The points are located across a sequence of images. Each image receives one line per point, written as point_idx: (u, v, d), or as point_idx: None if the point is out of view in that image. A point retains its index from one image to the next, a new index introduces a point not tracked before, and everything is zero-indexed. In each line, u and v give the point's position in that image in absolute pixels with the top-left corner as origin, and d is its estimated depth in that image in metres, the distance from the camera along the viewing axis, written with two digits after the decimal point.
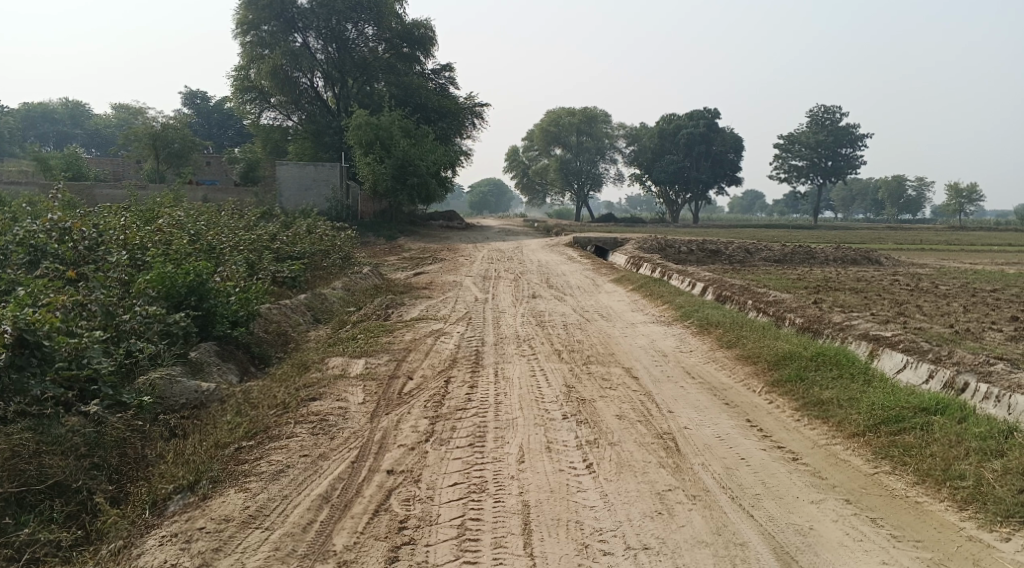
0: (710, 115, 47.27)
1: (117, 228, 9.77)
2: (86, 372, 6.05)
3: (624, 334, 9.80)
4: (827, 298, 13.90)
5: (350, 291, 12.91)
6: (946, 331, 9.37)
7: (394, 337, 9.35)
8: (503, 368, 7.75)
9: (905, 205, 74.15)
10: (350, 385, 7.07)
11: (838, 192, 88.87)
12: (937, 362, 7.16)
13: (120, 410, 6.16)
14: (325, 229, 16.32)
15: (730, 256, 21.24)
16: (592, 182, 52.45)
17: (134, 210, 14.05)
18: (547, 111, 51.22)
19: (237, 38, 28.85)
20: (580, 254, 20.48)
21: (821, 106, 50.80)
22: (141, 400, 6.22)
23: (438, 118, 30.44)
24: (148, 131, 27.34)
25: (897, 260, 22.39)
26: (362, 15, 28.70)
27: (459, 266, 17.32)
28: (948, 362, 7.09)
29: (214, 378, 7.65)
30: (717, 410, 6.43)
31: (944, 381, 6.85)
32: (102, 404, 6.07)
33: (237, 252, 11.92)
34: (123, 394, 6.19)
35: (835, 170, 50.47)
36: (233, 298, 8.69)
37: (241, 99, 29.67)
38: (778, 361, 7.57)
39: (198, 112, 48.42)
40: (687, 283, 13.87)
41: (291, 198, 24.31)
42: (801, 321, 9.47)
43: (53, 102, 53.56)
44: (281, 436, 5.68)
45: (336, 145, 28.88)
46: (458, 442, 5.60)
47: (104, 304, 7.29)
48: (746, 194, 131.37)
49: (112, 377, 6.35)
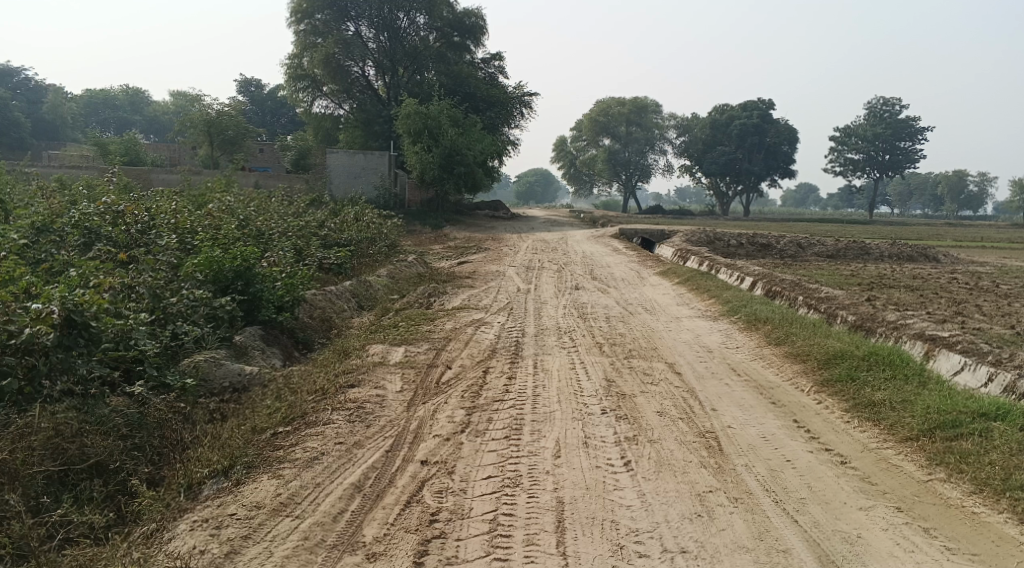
0: (765, 105, 46.10)
1: (168, 212, 9.89)
2: (132, 354, 6.12)
3: (668, 328, 9.61)
4: (881, 296, 13.48)
5: (395, 278, 12.93)
6: (1005, 331, 8.99)
7: (435, 325, 9.31)
8: (543, 360, 7.65)
9: (966, 200, 71.75)
10: (388, 373, 7.05)
11: (895, 186, 86.41)
12: (997, 364, 6.85)
13: (164, 392, 6.23)
14: (372, 217, 16.38)
15: (781, 251, 20.77)
16: (641, 173, 52.08)
17: (187, 194, 14.28)
18: (597, 101, 50.76)
19: (291, 26, 29.25)
20: (627, 246, 20.24)
21: (879, 98, 49.45)
22: (185, 382, 6.27)
23: (487, 107, 30.32)
24: (203, 117, 27.80)
25: (956, 258, 21.62)
26: (414, 5, 28.86)
27: (503, 256, 17.24)
28: (1009, 364, 6.79)
29: (258, 362, 7.69)
30: (763, 410, 6.23)
31: (1005, 385, 6.56)
32: (146, 385, 6.13)
33: (285, 238, 12.02)
34: (167, 376, 6.24)
35: (893, 163, 49.05)
36: (278, 283, 8.73)
37: (293, 87, 29.95)
38: (828, 360, 7.32)
39: (252, 99, 49.19)
40: (735, 277, 13.57)
41: (340, 186, 24.47)
42: (853, 319, 9.17)
43: (114, 89, 54.92)
44: (317, 423, 5.68)
45: (385, 133, 29.02)
46: (494, 435, 5.51)
47: (151, 288, 7.37)
48: (800, 188, 128.59)
49: (158, 358, 6.41)
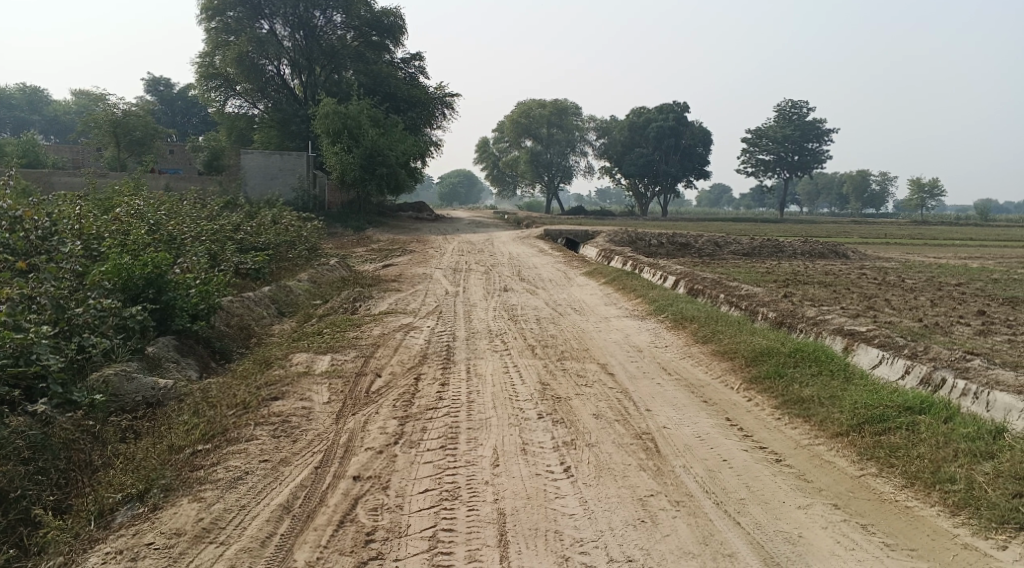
0: (680, 108, 47.32)
1: (71, 217, 9.29)
2: (35, 370, 5.67)
3: (597, 328, 9.60)
4: (797, 292, 13.84)
5: (317, 283, 12.54)
6: (915, 325, 9.30)
7: (362, 332, 9.02)
8: (475, 364, 7.49)
9: (868, 199, 75.03)
10: (315, 384, 6.75)
11: (804, 186, 89.67)
12: (913, 357, 7.04)
13: (70, 410, 5.80)
14: (291, 219, 15.86)
15: (700, 250, 21.18)
16: (563, 174, 52.71)
17: (92, 198, 13.48)
18: (517, 103, 50.77)
19: (201, 23, 28.10)
20: (551, 247, 20.26)
21: (788, 101, 51.22)
22: (93, 399, 5.87)
23: (407, 107, 29.95)
24: (108, 118, 26.48)
25: (863, 255, 22.51)
26: (331, 2, 28.30)
27: (428, 258, 16.98)
28: (924, 357, 6.97)
29: (173, 375, 7.28)
30: (696, 408, 6.25)
31: (921, 376, 6.73)
32: (50, 403, 5.71)
33: (199, 243, 11.48)
34: (73, 393, 5.83)
35: (802, 164, 50.85)
36: (193, 290, 8.31)
37: (204, 86, 28.86)
38: (756, 358, 7.40)
39: (161, 99, 47.24)
40: (659, 276, 13.71)
41: (255, 187, 23.71)
42: (774, 316, 9.34)
43: (8, 87, 51.78)
44: (241, 439, 5.37)
45: (303, 134, 28.29)
46: (429, 445, 5.33)
47: (54, 298, 6.85)
48: (714, 187, 132.08)
49: (62, 374, 5.97)
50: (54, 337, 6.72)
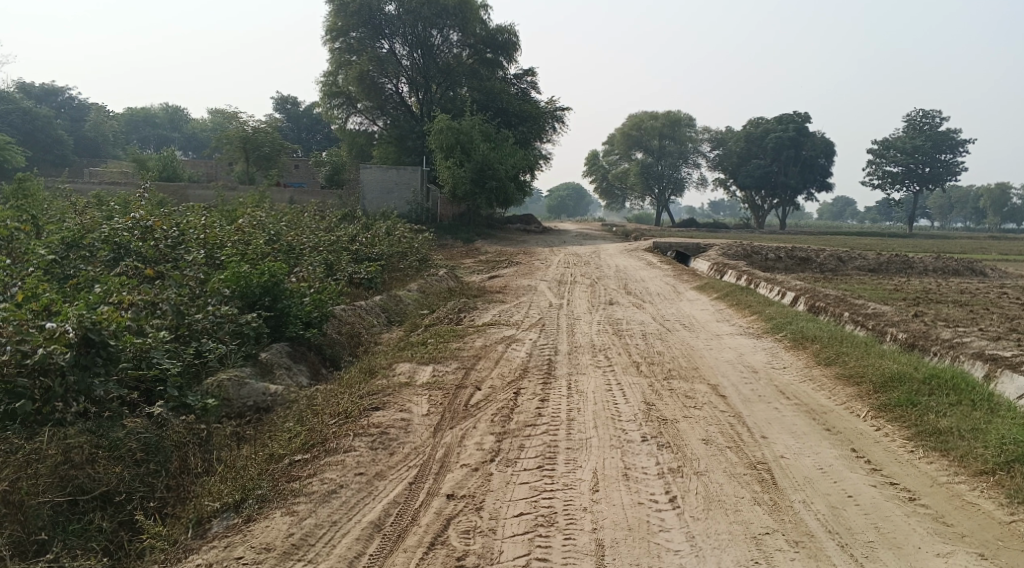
0: (801, 119, 45.45)
1: (197, 227, 9.64)
2: (153, 373, 5.88)
3: (708, 346, 9.16)
4: (929, 312, 12.86)
5: (426, 293, 12.63)
6: None
7: (465, 343, 8.94)
8: (578, 380, 7.23)
9: (1009, 213, 69.81)
10: (415, 395, 6.65)
11: (935, 199, 84.32)
12: None
13: (184, 412, 5.96)
14: (404, 231, 16.07)
15: (821, 265, 20.15)
16: (674, 186, 51.34)
17: (220, 210, 14.11)
18: (629, 115, 50.39)
19: (325, 43, 29.21)
20: (661, 260, 19.74)
21: (918, 110, 48.66)
22: (206, 402, 6.00)
23: (518, 122, 29.96)
24: (239, 134, 27.93)
25: (1004, 272, 20.76)
26: (447, 21, 28.68)
27: (535, 270, 16.85)
28: None
29: (284, 381, 7.40)
30: (817, 437, 5.76)
31: None
32: (167, 406, 5.89)
33: (317, 253, 11.81)
34: (188, 396, 5.99)
35: (933, 175, 47.76)
36: (306, 299, 8.48)
37: (327, 103, 30.01)
38: (885, 384, 6.80)
39: (288, 116, 49.68)
40: (775, 292, 13.06)
41: (372, 201, 24.30)
42: (904, 337, 8.63)
43: (153, 108, 55.95)
44: (339, 449, 5.33)
45: (418, 148, 28.90)
46: (526, 464, 5.12)
47: (175, 304, 7.11)
48: (837, 200, 126.17)
49: (179, 378, 6.15)
50: (174, 341, 6.96)
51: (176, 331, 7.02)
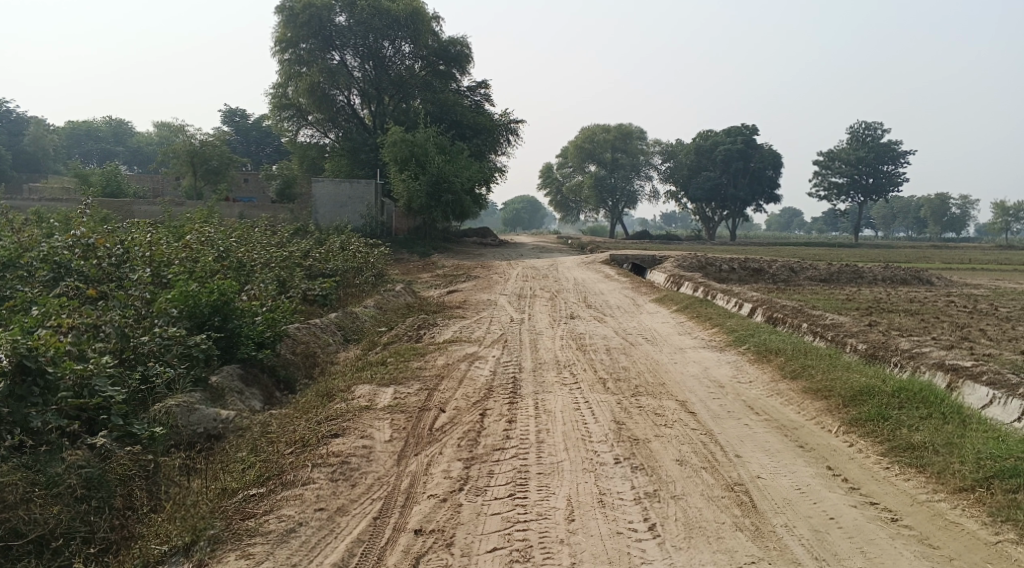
0: (749, 131, 46.19)
1: (143, 244, 9.19)
2: (96, 401, 5.49)
3: (672, 360, 9.04)
4: (882, 321, 13.00)
5: (382, 309, 12.32)
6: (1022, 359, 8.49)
7: (426, 362, 8.66)
8: (544, 400, 7.01)
9: (948, 223, 71.86)
10: (376, 419, 6.34)
11: (879, 210, 86.48)
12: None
13: (130, 443, 5.60)
14: (358, 246, 15.70)
15: (774, 275, 20.35)
16: (627, 199, 51.73)
17: (166, 226, 13.58)
18: (581, 128, 50.70)
19: (276, 55, 28.68)
20: (618, 272, 19.71)
21: (861, 123, 49.84)
22: (154, 432, 5.64)
23: (473, 135, 29.81)
24: (186, 148, 27.22)
25: (949, 281, 21.23)
26: (399, 33, 28.38)
27: (493, 284, 16.64)
28: None
29: (237, 406, 7.04)
30: (792, 455, 5.64)
31: None
32: (110, 436, 5.53)
33: (269, 270, 11.41)
34: (133, 425, 5.63)
35: (876, 187, 48.95)
36: (258, 318, 8.13)
37: (278, 116, 29.50)
38: (854, 398, 6.72)
39: (236, 129, 48.82)
40: (733, 303, 13.06)
41: (326, 215, 23.79)
42: (864, 347, 8.64)
43: (96, 121, 54.47)
44: (297, 482, 5.01)
45: (371, 162, 28.52)
46: (497, 492, 4.89)
47: (119, 327, 6.71)
48: (785, 211, 128.65)
49: (125, 406, 5.77)
50: (119, 366, 6.55)
51: (121, 355, 6.61)
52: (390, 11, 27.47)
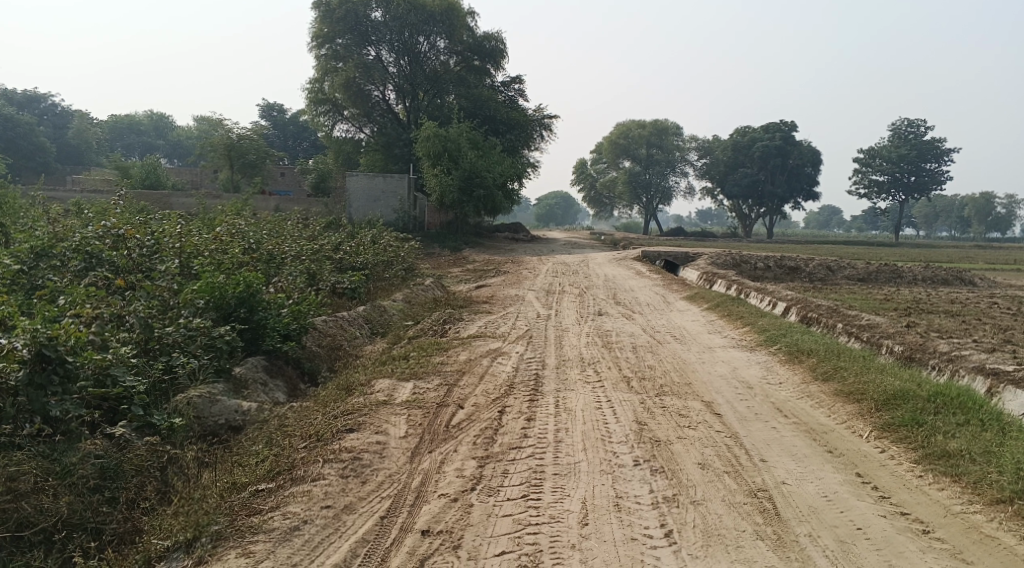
0: (788, 127, 45.40)
1: (173, 236, 9.20)
2: (117, 391, 5.47)
3: (700, 359, 8.83)
4: (921, 322, 12.62)
5: (410, 303, 12.27)
6: None
7: (448, 357, 8.57)
8: (566, 398, 6.86)
9: (993, 222, 70.03)
10: (393, 415, 6.24)
11: (920, 209, 84.67)
12: None
13: (149, 433, 5.57)
14: (389, 239, 15.66)
15: (810, 274, 19.93)
16: (661, 195, 51.25)
17: (199, 218, 13.65)
18: (616, 124, 50.33)
19: (312, 50, 28.80)
20: (650, 269, 19.45)
21: (903, 119, 48.76)
22: (173, 423, 5.60)
23: (506, 130, 29.66)
24: (223, 141, 27.47)
25: (993, 282, 20.61)
26: (435, 28, 28.28)
27: (523, 279, 16.51)
28: None
29: (258, 397, 7.00)
30: (819, 460, 5.43)
31: None
32: (130, 426, 5.50)
33: (298, 262, 11.40)
34: (153, 416, 5.60)
35: (918, 185, 47.84)
36: (284, 310, 8.09)
37: (314, 110, 29.64)
38: (888, 402, 6.47)
39: (274, 124, 49.28)
40: (767, 302, 12.77)
41: (359, 210, 23.89)
42: (901, 349, 8.34)
43: (138, 115, 55.44)
44: (307, 478, 4.93)
45: (405, 156, 28.54)
46: (510, 493, 4.77)
47: (143, 317, 6.67)
48: (824, 209, 126.58)
49: (146, 396, 5.74)
50: (143, 356, 6.52)
51: (145, 345, 6.58)
52: (426, 7, 27.40)
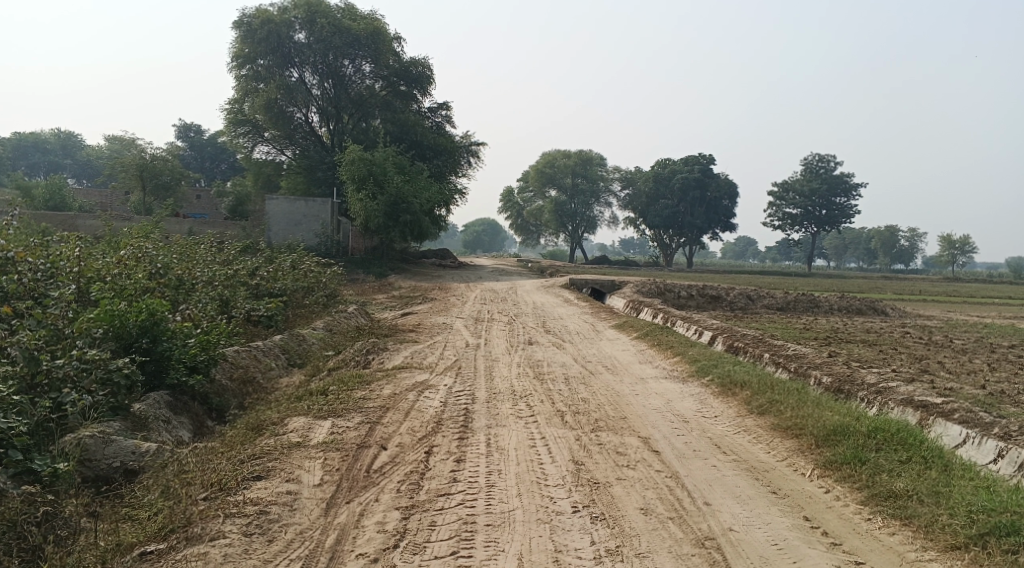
0: (706, 160, 46.51)
1: (70, 257, 8.33)
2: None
3: (634, 391, 8.51)
4: (842, 352, 12.72)
5: (331, 331, 11.65)
6: (983, 393, 8.18)
7: (371, 391, 8.01)
8: (497, 435, 6.41)
9: (897, 254, 73.20)
10: (308, 459, 5.67)
11: (830, 240, 87.97)
12: (1006, 438, 6.05)
13: (28, 481, 4.87)
14: (311, 264, 14.97)
15: (732, 303, 20.12)
16: (586, 225, 51.57)
17: (104, 240, 12.71)
18: (542, 153, 50.61)
19: (232, 70, 27.93)
20: (577, 297, 19.26)
21: (815, 155, 50.65)
22: (57, 468, 4.90)
23: (433, 156, 29.27)
24: (136, 161, 26.19)
25: (903, 312, 21.21)
26: (360, 52, 27.80)
27: (449, 307, 16.03)
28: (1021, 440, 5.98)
29: (160, 437, 6.31)
30: (764, 502, 5.16)
31: (1018, 463, 5.74)
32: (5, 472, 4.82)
33: (211, 288, 10.66)
34: (35, 460, 4.91)
35: (829, 218, 49.57)
36: (191, 340, 7.34)
37: (233, 132, 28.64)
38: (828, 437, 6.26)
39: (191, 144, 47.60)
40: (693, 331, 12.64)
41: (278, 233, 23.09)
42: (830, 381, 8.22)
43: (45, 132, 52.71)
44: (205, 537, 4.41)
45: (328, 180, 27.79)
46: (439, 551, 4.34)
47: (28, 348, 5.80)
48: (740, 240, 130.48)
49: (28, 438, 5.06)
50: (28, 393, 5.70)
51: (31, 381, 5.75)
52: (351, 29, 26.91)
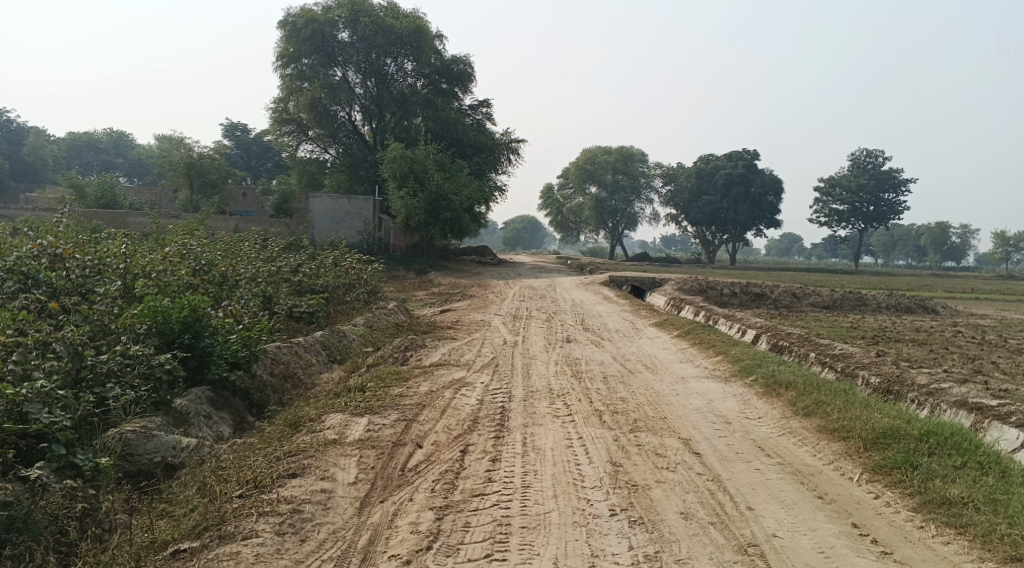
0: (750, 155, 45.76)
1: (116, 254, 8.45)
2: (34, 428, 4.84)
3: (675, 391, 8.33)
4: (890, 352, 12.34)
5: (371, 328, 11.65)
6: None
7: (408, 389, 7.96)
8: (533, 435, 6.31)
9: (948, 251, 71.24)
10: (343, 457, 5.64)
11: (878, 238, 86.03)
12: None
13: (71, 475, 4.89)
14: (352, 262, 15.02)
15: (776, 300, 19.71)
16: (627, 221, 51.21)
17: (152, 237, 12.90)
18: (582, 150, 50.31)
19: (277, 70, 28.26)
20: (617, 294, 19.05)
21: (862, 150, 49.58)
22: (99, 463, 4.92)
23: (473, 153, 29.24)
24: (184, 160, 26.66)
25: (955, 310, 20.58)
26: (402, 50, 27.93)
27: (488, 304, 15.96)
28: None
29: (201, 433, 6.33)
30: (810, 508, 4.98)
31: None
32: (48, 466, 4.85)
33: (254, 284, 10.73)
34: (77, 455, 4.94)
35: (877, 215, 48.42)
36: (232, 336, 7.36)
37: (278, 130, 28.98)
38: (876, 441, 6.03)
39: (237, 143, 48.38)
40: (736, 330, 12.38)
41: (322, 231, 23.25)
42: (878, 381, 7.95)
43: (98, 132, 54.00)
44: (237, 535, 4.42)
45: (370, 178, 27.95)
46: (474, 553, 4.28)
47: (72, 343, 5.86)
48: (784, 237, 128.33)
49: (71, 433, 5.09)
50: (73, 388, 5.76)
51: (75, 376, 5.80)
52: (393, 28, 27.05)
